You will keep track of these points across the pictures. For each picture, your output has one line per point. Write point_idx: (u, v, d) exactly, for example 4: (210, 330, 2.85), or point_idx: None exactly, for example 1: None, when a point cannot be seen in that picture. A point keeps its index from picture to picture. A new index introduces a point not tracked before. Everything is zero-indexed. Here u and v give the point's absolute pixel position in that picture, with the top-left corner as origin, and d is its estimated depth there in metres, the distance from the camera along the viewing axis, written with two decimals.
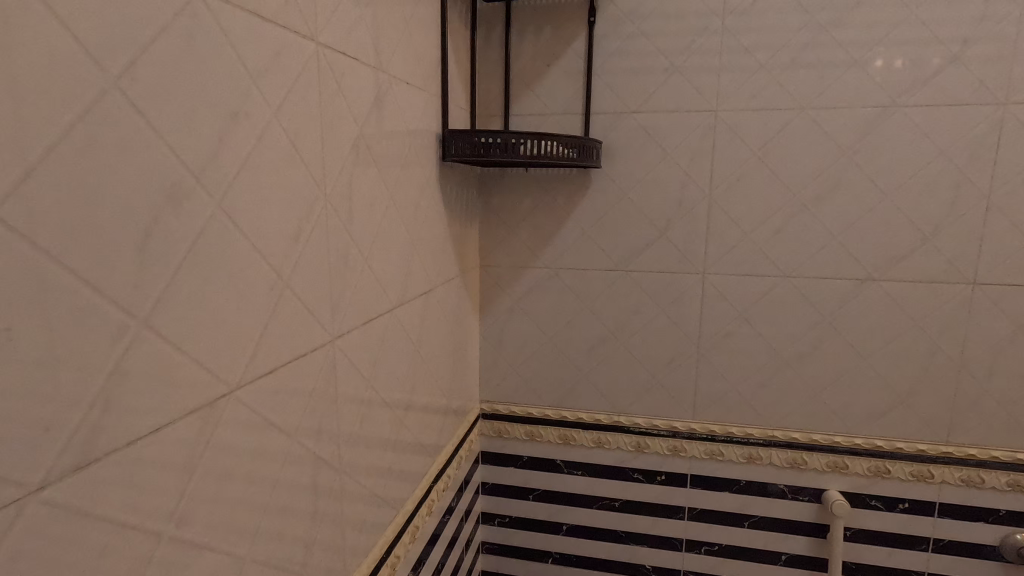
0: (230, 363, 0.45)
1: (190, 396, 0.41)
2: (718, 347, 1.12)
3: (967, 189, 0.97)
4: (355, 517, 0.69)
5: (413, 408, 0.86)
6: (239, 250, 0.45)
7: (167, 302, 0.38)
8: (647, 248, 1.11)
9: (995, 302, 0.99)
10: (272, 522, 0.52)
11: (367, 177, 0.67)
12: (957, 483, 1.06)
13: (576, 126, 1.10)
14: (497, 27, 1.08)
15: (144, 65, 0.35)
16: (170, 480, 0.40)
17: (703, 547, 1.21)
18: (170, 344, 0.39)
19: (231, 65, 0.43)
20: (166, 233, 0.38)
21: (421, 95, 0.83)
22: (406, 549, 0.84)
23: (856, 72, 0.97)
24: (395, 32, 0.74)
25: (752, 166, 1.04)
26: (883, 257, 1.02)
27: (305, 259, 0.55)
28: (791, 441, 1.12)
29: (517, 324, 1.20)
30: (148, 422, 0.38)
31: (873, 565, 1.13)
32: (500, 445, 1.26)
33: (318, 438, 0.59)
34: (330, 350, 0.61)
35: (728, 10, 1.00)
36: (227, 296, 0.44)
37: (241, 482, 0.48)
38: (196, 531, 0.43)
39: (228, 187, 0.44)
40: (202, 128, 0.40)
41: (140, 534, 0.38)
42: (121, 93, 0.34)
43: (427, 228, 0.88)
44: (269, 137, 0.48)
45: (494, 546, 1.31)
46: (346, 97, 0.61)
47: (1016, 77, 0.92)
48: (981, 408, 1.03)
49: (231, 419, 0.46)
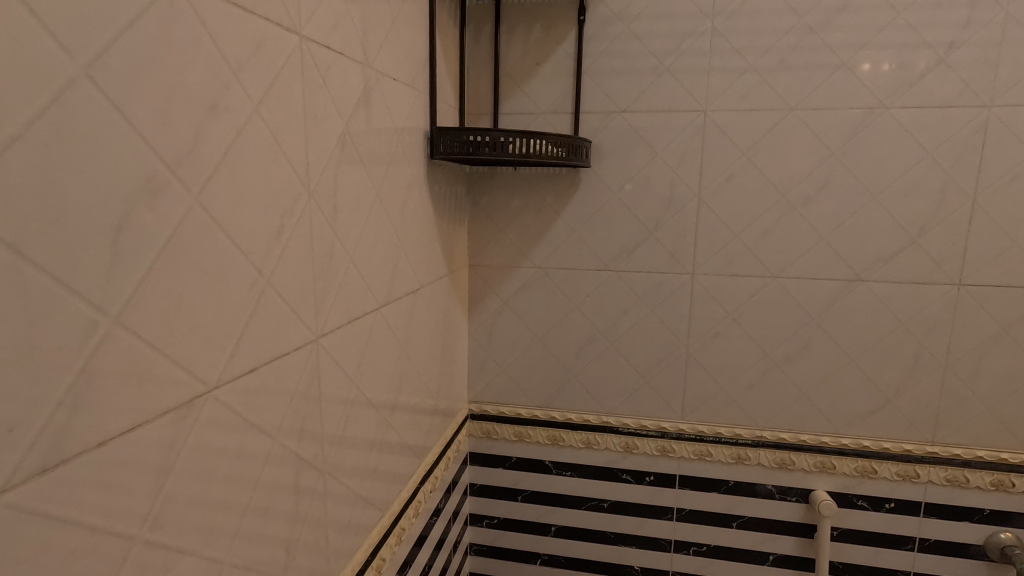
0: (209, 363, 0.44)
1: (166, 395, 0.40)
2: (708, 347, 1.12)
3: (952, 190, 0.98)
4: (339, 519, 0.68)
5: (399, 408, 0.85)
6: (217, 245, 0.44)
7: (141, 298, 0.37)
8: (636, 248, 1.11)
9: (981, 303, 1.00)
10: (252, 524, 0.51)
11: (354, 173, 0.66)
12: (942, 483, 1.07)
13: (565, 125, 1.09)
14: (486, 25, 1.08)
15: (117, 53, 0.34)
16: (144, 482, 0.39)
17: (691, 548, 1.21)
18: (144, 342, 0.38)
19: (210, 56, 0.42)
20: (139, 228, 0.37)
21: (409, 92, 0.83)
22: (392, 550, 0.83)
23: (843, 73, 0.98)
24: (381, 27, 0.73)
25: (741, 166, 1.04)
26: (870, 258, 1.02)
27: (288, 255, 0.54)
28: (779, 442, 1.12)
29: (506, 324, 1.19)
30: (122, 423, 0.37)
31: (860, 565, 1.14)
32: (488, 445, 1.25)
33: (301, 438, 0.58)
34: (313, 349, 0.60)
35: (718, 11, 1.00)
36: (205, 294, 0.43)
37: (220, 482, 0.47)
38: (172, 534, 0.42)
39: (207, 180, 0.43)
40: (179, 121, 0.39)
41: (114, 537, 0.36)
42: (92, 84, 0.33)
43: (414, 226, 0.87)
44: (250, 131, 0.47)
45: (483, 547, 1.31)
46: (330, 92, 0.60)
47: (1001, 81, 0.93)
48: (966, 408, 1.04)
49: (209, 420, 0.45)
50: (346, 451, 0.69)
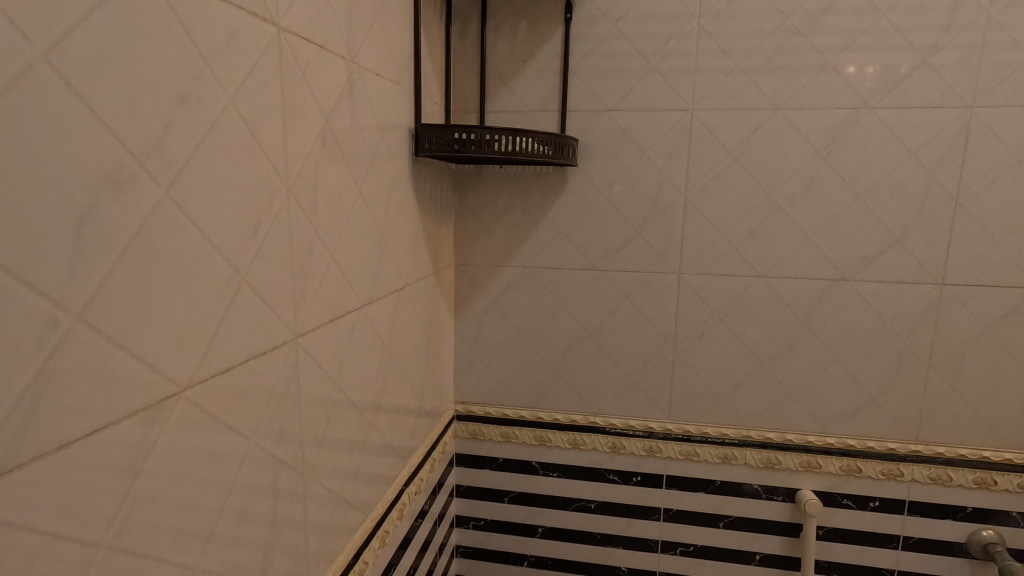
0: (180, 362, 0.43)
1: (134, 394, 0.39)
2: (695, 348, 1.12)
3: (935, 190, 0.98)
4: (320, 521, 0.67)
5: (383, 408, 0.84)
6: (188, 241, 0.43)
7: (106, 293, 0.36)
8: (623, 247, 1.10)
9: (963, 302, 1.01)
10: (227, 528, 0.50)
11: (335, 171, 0.65)
12: (925, 481, 1.08)
13: (552, 124, 1.09)
14: (472, 22, 1.07)
15: (78, 39, 0.33)
16: (110, 485, 0.37)
17: (678, 548, 1.20)
18: (110, 340, 0.36)
19: (180, 45, 0.41)
20: (104, 222, 0.35)
21: (393, 87, 0.81)
22: (375, 554, 0.82)
23: (828, 75, 0.98)
24: (365, 21, 0.71)
25: (727, 166, 1.04)
26: (855, 257, 1.03)
27: (266, 252, 0.53)
28: (765, 441, 1.12)
29: (492, 324, 1.18)
30: (85, 424, 0.35)
31: (845, 564, 1.14)
32: (474, 446, 1.24)
33: (279, 439, 0.57)
34: (291, 348, 0.58)
35: (704, 11, 1.00)
36: (176, 291, 0.42)
37: (193, 484, 0.45)
38: (140, 541, 0.40)
39: (178, 173, 0.41)
40: (148, 112, 0.38)
41: (76, 544, 0.35)
42: (52, 70, 0.31)
43: (398, 223, 0.86)
44: (225, 123, 0.46)
45: (469, 549, 1.29)
46: (310, 86, 0.59)
47: (983, 82, 0.94)
48: (948, 407, 1.05)
49: (181, 421, 0.43)
50: (327, 453, 0.67)
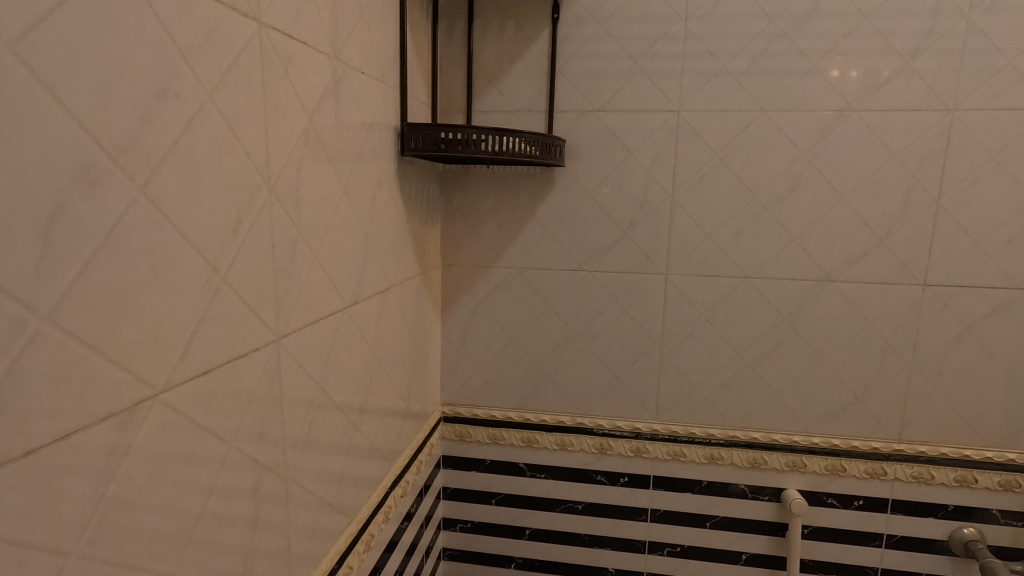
0: (156, 364, 0.42)
1: (107, 398, 0.38)
2: (681, 348, 1.12)
3: (917, 192, 0.99)
4: (303, 525, 0.66)
5: (367, 410, 0.83)
6: (165, 240, 0.42)
7: (77, 294, 0.35)
8: (611, 248, 1.10)
9: (944, 302, 1.02)
10: (206, 533, 0.49)
11: (318, 170, 0.64)
12: (908, 480, 1.09)
13: (539, 124, 1.08)
14: (459, 21, 1.06)
15: (47, 32, 0.32)
16: (82, 491, 0.36)
17: (665, 548, 1.20)
18: (81, 342, 0.35)
19: (155, 38, 0.39)
20: (76, 220, 0.34)
21: (378, 86, 0.80)
22: (360, 558, 0.81)
23: (812, 79, 0.99)
24: (349, 18, 0.70)
25: (714, 166, 1.04)
26: (839, 258, 1.04)
27: (246, 252, 0.52)
28: (751, 442, 1.13)
29: (480, 325, 1.18)
30: (55, 429, 0.34)
31: (830, 563, 1.15)
32: (460, 448, 1.23)
33: (261, 442, 0.56)
34: (273, 350, 0.57)
35: (690, 13, 1.00)
36: (151, 290, 0.41)
37: (171, 488, 0.44)
38: (113, 548, 0.39)
39: (153, 170, 0.40)
40: (121, 106, 0.37)
41: (47, 552, 0.34)
42: (19, 62, 0.30)
43: (383, 222, 0.85)
44: (203, 119, 0.45)
45: (456, 552, 1.28)
46: (293, 84, 0.58)
47: (963, 86, 0.95)
48: (930, 406, 1.06)
49: (157, 424, 0.42)
50: (309, 456, 0.66)
